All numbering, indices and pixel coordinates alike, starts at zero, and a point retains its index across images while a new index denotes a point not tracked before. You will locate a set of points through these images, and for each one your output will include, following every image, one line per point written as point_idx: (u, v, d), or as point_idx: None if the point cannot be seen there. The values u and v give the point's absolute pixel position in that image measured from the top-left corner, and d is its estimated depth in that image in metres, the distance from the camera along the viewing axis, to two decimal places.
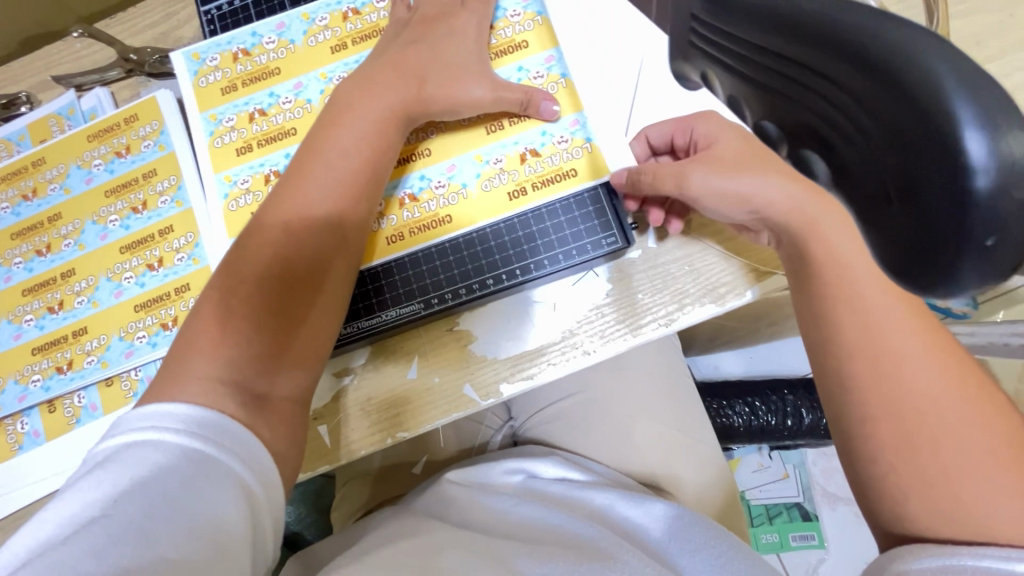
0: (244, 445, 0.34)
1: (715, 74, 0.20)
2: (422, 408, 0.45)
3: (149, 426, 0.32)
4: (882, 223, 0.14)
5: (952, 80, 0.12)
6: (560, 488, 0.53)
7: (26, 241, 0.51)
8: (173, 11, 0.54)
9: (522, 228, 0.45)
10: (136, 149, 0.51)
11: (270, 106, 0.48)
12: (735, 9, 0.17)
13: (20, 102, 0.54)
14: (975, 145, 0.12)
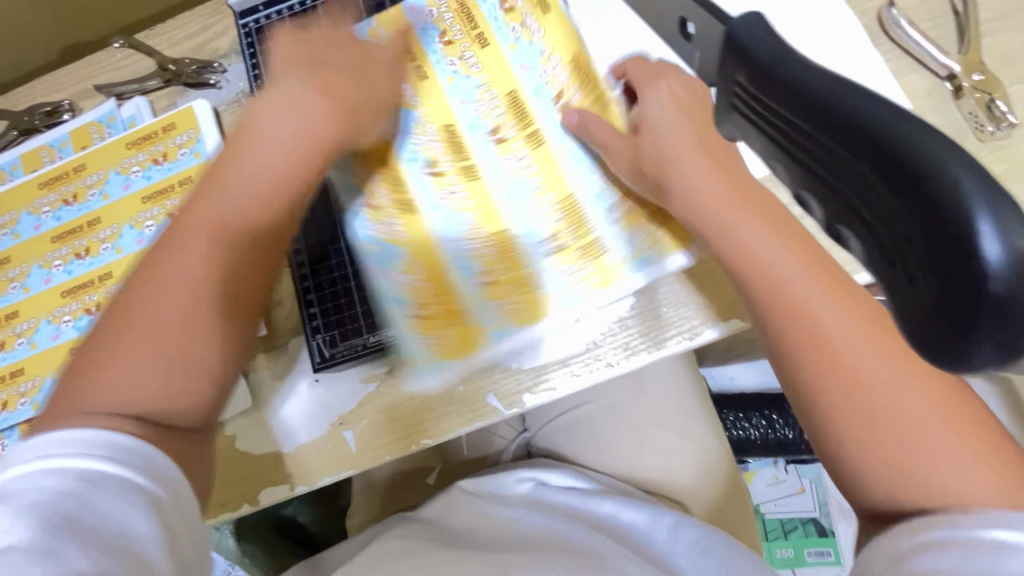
0: (146, 457, 0.31)
1: (755, 140, 0.20)
2: (447, 416, 0.46)
3: (37, 456, 0.29)
4: (903, 298, 0.16)
5: (972, 186, 0.15)
6: (567, 497, 0.54)
7: (66, 244, 0.53)
8: (210, 23, 0.56)
9: (571, 238, 0.45)
10: (172, 156, 0.52)
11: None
12: (778, 83, 0.18)
13: (63, 109, 0.56)
14: (991, 251, 0.14)
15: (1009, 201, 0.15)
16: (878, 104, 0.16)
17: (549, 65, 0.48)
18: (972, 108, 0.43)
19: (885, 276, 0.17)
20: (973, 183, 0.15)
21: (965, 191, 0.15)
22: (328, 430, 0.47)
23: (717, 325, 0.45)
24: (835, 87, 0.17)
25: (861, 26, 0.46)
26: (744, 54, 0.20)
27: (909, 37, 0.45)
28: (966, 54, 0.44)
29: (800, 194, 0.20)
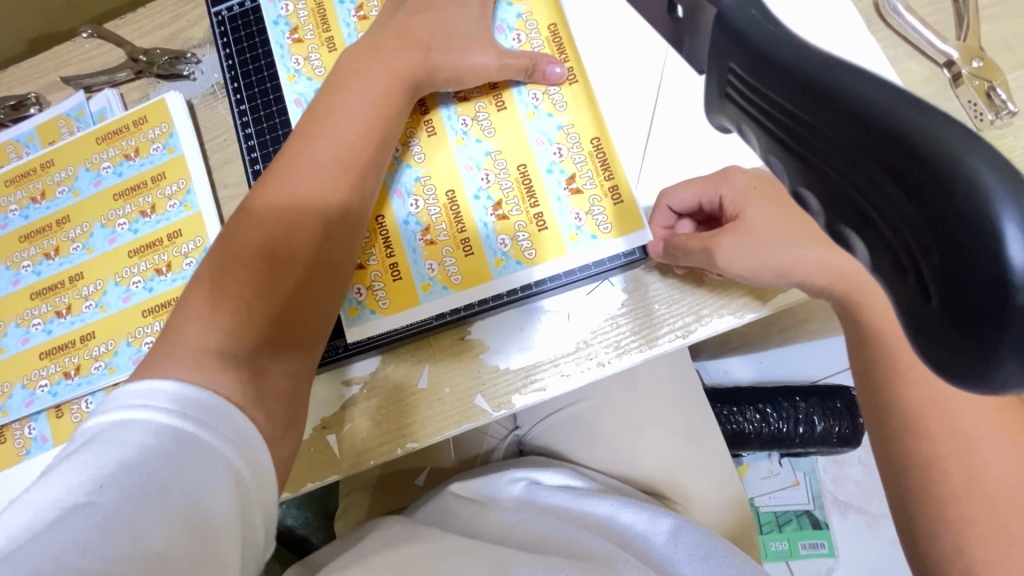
0: (239, 431, 0.32)
1: (746, 126, 0.19)
2: (433, 419, 0.45)
3: (140, 405, 0.30)
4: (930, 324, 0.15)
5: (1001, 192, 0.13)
6: (563, 499, 0.52)
7: (34, 243, 0.50)
8: (182, 12, 0.54)
9: (514, 205, 0.45)
10: (144, 152, 0.50)
11: (288, 38, 0.48)
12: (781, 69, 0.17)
13: (30, 102, 0.54)
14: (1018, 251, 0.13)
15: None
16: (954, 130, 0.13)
17: (526, 27, 0.47)
18: (971, 97, 0.42)
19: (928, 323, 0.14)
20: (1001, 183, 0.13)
21: (993, 209, 0.13)
22: (311, 435, 0.45)
23: (685, 335, 0.43)
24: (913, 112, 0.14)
25: (857, 12, 0.44)
26: (743, 39, 0.18)
27: (906, 24, 0.44)
28: (965, 39, 0.43)
29: (799, 190, 0.18)
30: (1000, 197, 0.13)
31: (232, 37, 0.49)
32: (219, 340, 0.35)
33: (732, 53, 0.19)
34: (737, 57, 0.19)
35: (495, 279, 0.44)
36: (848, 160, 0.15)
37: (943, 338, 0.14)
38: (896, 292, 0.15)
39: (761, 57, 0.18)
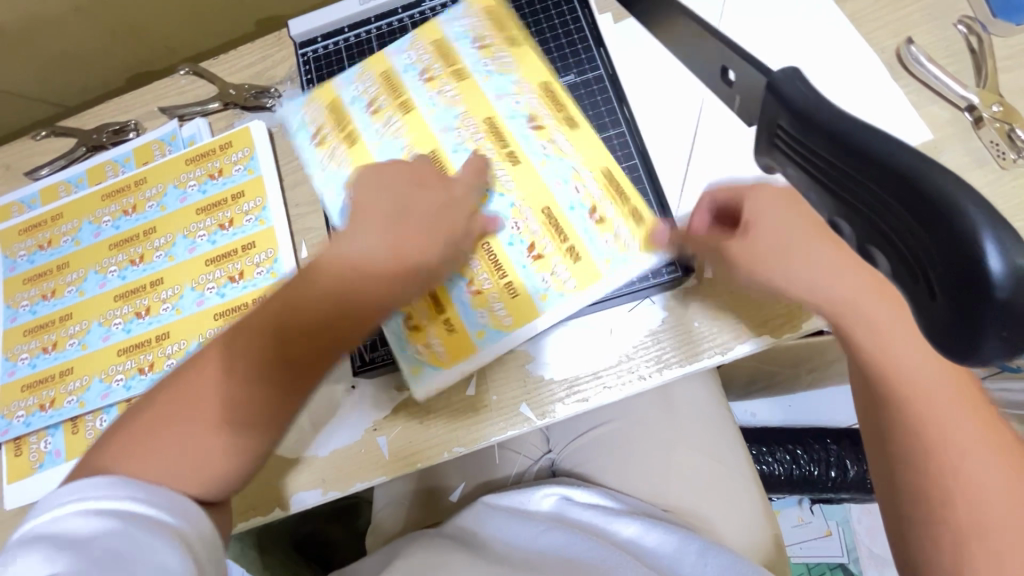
0: (175, 510, 0.31)
1: (794, 171, 0.21)
2: (479, 424, 0.47)
3: (77, 498, 0.29)
4: (922, 299, 0.17)
5: (979, 217, 0.15)
6: (592, 515, 0.53)
7: (122, 251, 0.56)
8: (269, 54, 0.60)
9: (547, 243, 0.47)
10: (227, 172, 0.56)
11: (365, 112, 0.53)
12: (817, 130, 0.19)
13: (129, 128, 0.60)
14: (993, 261, 0.14)
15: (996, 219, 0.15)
16: (928, 166, 0.16)
17: (522, 89, 0.51)
18: (993, 137, 0.45)
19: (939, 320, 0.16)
20: (978, 211, 0.15)
21: (975, 235, 0.15)
22: (363, 435, 0.48)
23: (726, 351, 0.45)
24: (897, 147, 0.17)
25: (881, 62, 0.49)
26: (778, 95, 0.21)
27: (929, 73, 0.48)
28: (984, 87, 0.46)
29: (866, 249, 0.19)
30: (984, 226, 0.15)
31: (316, 73, 0.56)
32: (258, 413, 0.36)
33: (779, 113, 0.21)
34: (787, 119, 0.21)
35: (541, 314, 0.46)
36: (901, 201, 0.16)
37: (939, 324, 0.16)
38: (904, 289, 0.17)
39: (810, 122, 0.20)
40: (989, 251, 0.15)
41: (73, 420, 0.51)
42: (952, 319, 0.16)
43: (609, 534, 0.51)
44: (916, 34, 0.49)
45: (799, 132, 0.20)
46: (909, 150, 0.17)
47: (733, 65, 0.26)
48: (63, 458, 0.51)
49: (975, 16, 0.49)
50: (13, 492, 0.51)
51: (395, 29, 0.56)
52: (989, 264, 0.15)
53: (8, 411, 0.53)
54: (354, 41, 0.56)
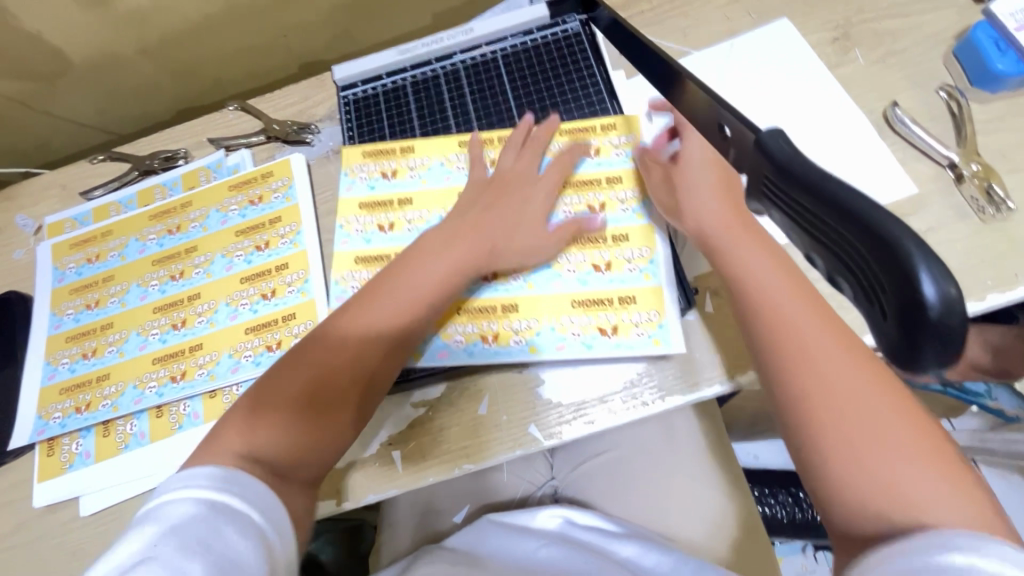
0: (255, 493, 0.37)
1: (777, 214, 0.25)
2: (489, 442, 0.49)
3: (180, 485, 0.36)
4: (879, 325, 0.20)
5: (914, 247, 0.19)
6: (593, 536, 0.54)
7: (164, 267, 0.60)
8: (311, 94, 0.67)
9: (609, 316, 0.50)
10: (267, 199, 0.61)
11: (387, 232, 0.55)
12: (792, 176, 0.23)
13: (179, 156, 0.66)
14: (927, 285, 0.18)
15: (935, 254, 0.19)
16: (884, 212, 0.20)
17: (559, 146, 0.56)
18: (973, 193, 0.49)
19: (885, 340, 0.20)
20: (913, 241, 0.19)
21: (910, 259, 0.18)
22: (378, 449, 0.50)
23: (724, 381, 0.48)
24: (849, 189, 0.21)
25: (869, 123, 0.53)
26: (761, 148, 0.25)
27: (913, 132, 0.52)
28: (965, 147, 0.51)
29: (833, 281, 0.23)
30: (920, 256, 0.18)
31: (354, 114, 0.61)
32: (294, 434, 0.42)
33: (761, 162, 0.26)
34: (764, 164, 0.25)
35: (658, 286, 0.50)
36: (849, 236, 0.21)
37: (896, 345, 0.19)
38: (865, 319, 0.21)
39: (787, 168, 0.24)
40: (925, 279, 0.18)
41: (105, 423, 0.54)
42: (903, 340, 0.19)
43: (610, 552, 0.52)
44: (901, 98, 0.54)
45: (780, 181, 0.24)
46: (858, 193, 0.21)
47: (728, 121, 0.30)
48: (93, 459, 0.53)
49: (955, 84, 0.54)
50: (43, 491, 0.53)
51: (428, 78, 0.61)
52: (924, 290, 0.18)
53: (45, 412, 0.56)
54: (390, 87, 0.62)
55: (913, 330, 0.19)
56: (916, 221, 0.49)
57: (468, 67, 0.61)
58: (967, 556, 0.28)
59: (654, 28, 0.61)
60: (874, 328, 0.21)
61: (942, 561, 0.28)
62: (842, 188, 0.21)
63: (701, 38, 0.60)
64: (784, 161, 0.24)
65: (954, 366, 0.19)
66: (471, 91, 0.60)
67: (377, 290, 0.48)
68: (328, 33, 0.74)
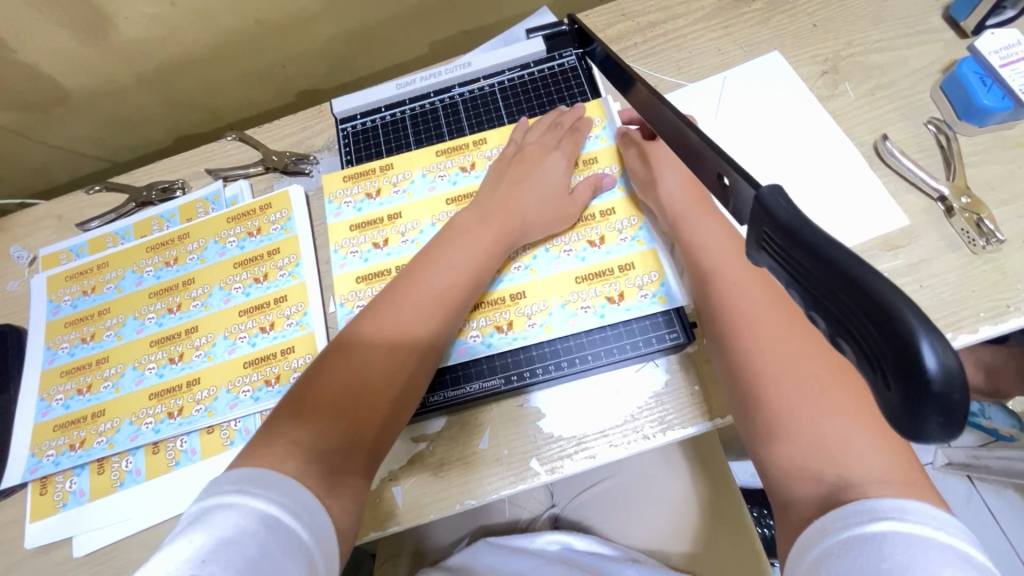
0: (309, 512, 0.36)
1: (778, 271, 0.26)
2: (490, 477, 0.49)
3: (234, 491, 0.34)
4: (882, 392, 0.21)
5: (917, 321, 0.19)
6: (593, 561, 0.54)
7: (161, 299, 0.60)
8: (309, 125, 0.67)
9: (612, 286, 0.52)
10: (265, 231, 0.61)
11: (384, 248, 0.55)
12: (794, 236, 0.24)
13: (177, 187, 0.66)
14: (930, 359, 0.19)
15: (937, 327, 0.19)
16: (886, 281, 0.20)
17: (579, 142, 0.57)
18: (963, 226, 0.50)
19: (886, 406, 0.21)
20: (916, 313, 0.19)
21: (913, 332, 0.19)
22: (378, 485, 0.50)
23: (714, 417, 0.47)
24: (851, 256, 0.22)
25: (861, 155, 0.55)
26: (763, 205, 0.26)
27: (903, 165, 0.53)
28: (954, 180, 0.52)
29: (835, 343, 0.23)
30: (923, 330, 0.19)
31: (354, 147, 0.61)
32: (313, 440, 0.40)
33: (763, 219, 0.26)
34: (766, 221, 0.26)
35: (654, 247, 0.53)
36: (854, 303, 0.21)
37: (898, 413, 0.20)
38: (867, 383, 0.21)
39: (790, 228, 0.24)
40: (927, 350, 0.19)
41: (100, 461, 0.54)
42: (906, 409, 0.20)
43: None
44: (891, 131, 0.56)
45: (782, 239, 0.25)
46: (860, 260, 0.21)
47: (727, 172, 0.31)
48: (87, 498, 0.53)
49: (942, 117, 0.55)
50: (36, 531, 0.52)
51: (426, 111, 0.62)
52: (927, 362, 0.19)
53: (38, 449, 0.55)
54: (390, 120, 0.62)
55: (917, 401, 0.19)
56: (908, 252, 0.50)
57: (466, 100, 0.62)
58: (897, 522, 0.29)
59: (648, 60, 0.63)
60: (877, 394, 0.21)
61: (863, 529, 0.29)
62: (844, 254, 0.22)
63: (694, 71, 0.61)
64: (787, 219, 0.25)
65: (958, 435, 0.20)
66: (470, 125, 0.61)
67: (400, 289, 0.48)
68: (326, 62, 0.74)
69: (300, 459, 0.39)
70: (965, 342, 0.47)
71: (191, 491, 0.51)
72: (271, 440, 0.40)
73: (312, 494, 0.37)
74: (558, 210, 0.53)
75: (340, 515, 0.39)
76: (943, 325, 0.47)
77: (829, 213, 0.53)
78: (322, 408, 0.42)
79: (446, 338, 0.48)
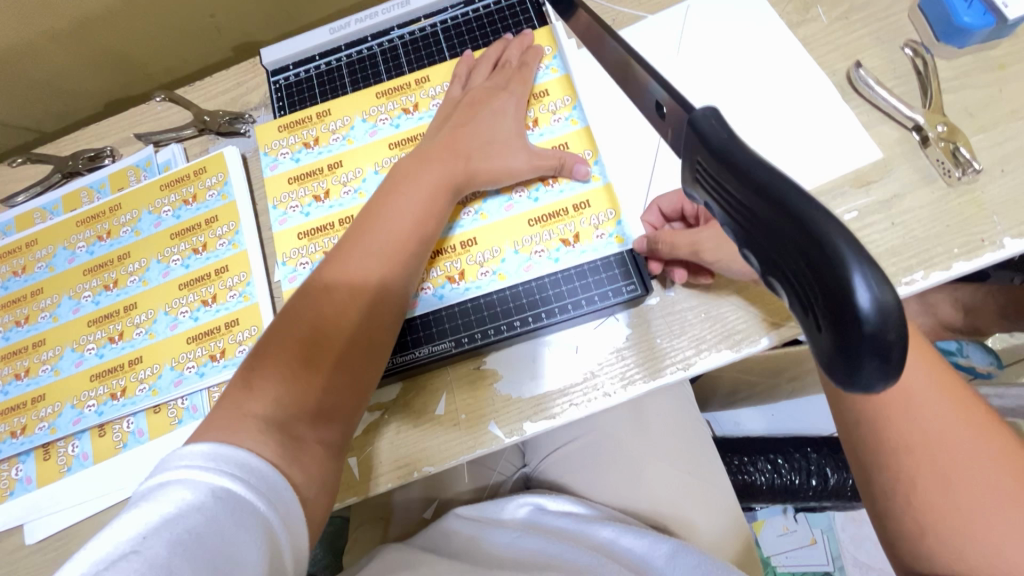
0: (267, 481, 0.34)
1: (712, 205, 0.23)
2: (449, 442, 0.47)
3: (182, 466, 0.32)
4: (814, 335, 0.18)
5: (853, 251, 0.17)
6: (567, 522, 0.53)
7: (96, 276, 0.56)
8: (243, 80, 0.62)
9: (567, 227, 0.49)
10: (201, 198, 0.57)
11: (325, 200, 0.51)
12: (723, 163, 0.21)
13: (105, 155, 0.61)
14: (863, 295, 0.16)
15: (874, 257, 0.17)
16: (819, 209, 0.18)
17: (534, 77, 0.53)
18: (939, 156, 0.47)
19: (818, 350, 0.18)
20: (851, 244, 0.17)
21: (846, 266, 0.16)
22: None
23: (679, 369, 0.45)
24: (784, 182, 0.19)
25: (832, 85, 0.51)
26: (696, 130, 0.23)
27: (878, 95, 0.49)
28: (930, 107, 0.48)
29: (768, 283, 0.20)
30: (860, 264, 0.16)
31: (287, 100, 0.56)
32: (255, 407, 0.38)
33: (694, 147, 0.23)
34: (696, 148, 0.23)
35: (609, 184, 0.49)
36: (786, 236, 0.18)
37: (830, 358, 0.18)
38: (800, 325, 0.19)
39: (720, 154, 0.21)
40: (859, 286, 0.16)
41: (44, 446, 0.52)
42: (838, 352, 0.17)
43: (584, 538, 0.51)
44: (865, 57, 0.51)
45: (714, 167, 0.22)
46: (793, 186, 0.18)
47: (665, 99, 0.27)
48: (35, 485, 0.51)
49: (920, 40, 0.51)
50: None
51: (364, 56, 0.57)
52: (860, 300, 0.16)
53: None
54: (325, 69, 0.57)
55: (851, 343, 0.17)
56: (880, 188, 0.47)
57: (406, 43, 0.57)
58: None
59: None
60: (808, 336, 0.19)
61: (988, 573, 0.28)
62: (778, 179, 0.19)
63: (655, 1, 0.56)
64: (719, 142, 0.21)
65: (894, 379, 0.17)
66: (411, 70, 0.56)
67: (349, 244, 0.44)
68: (261, 11, 0.68)
69: (246, 427, 0.37)
70: (937, 281, 0.45)
71: (140, 473, 0.49)
72: (227, 414, 0.37)
73: (266, 461, 0.35)
74: (510, 148, 0.49)
75: (306, 482, 0.37)
76: (914, 264, 0.45)
77: (798, 149, 0.49)
78: (269, 376, 0.39)
79: (402, 291, 0.45)
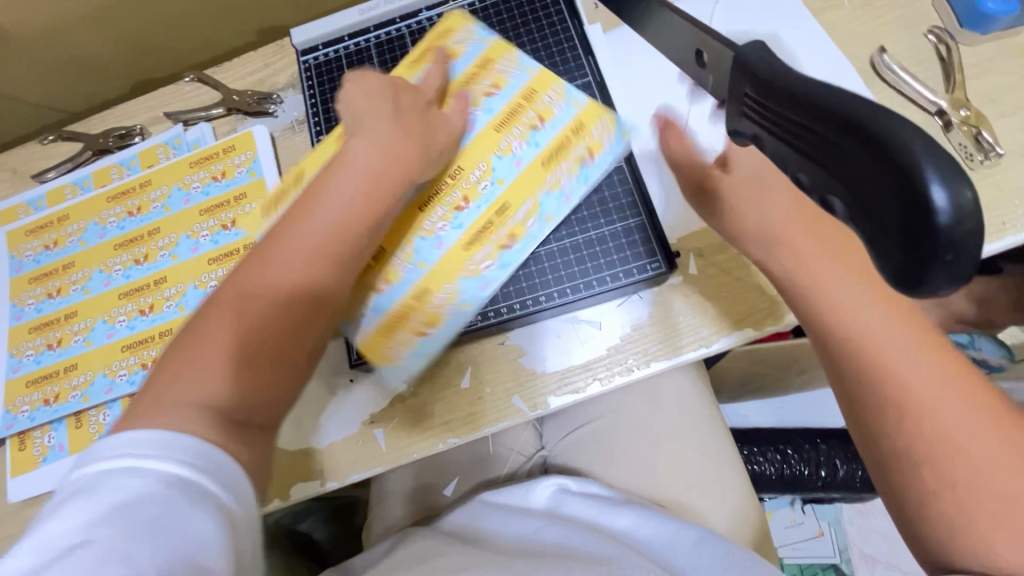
0: (213, 464, 0.31)
1: (765, 138, 0.27)
2: (474, 415, 0.48)
3: (119, 453, 0.30)
4: (876, 234, 0.22)
5: (919, 152, 0.20)
6: (588, 509, 0.53)
7: (127, 250, 0.57)
8: (271, 61, 0.63)
9: (575, 160, 0.50)
10: (230, 174, 0.58)
11: None
12: (780, 93, 0.26)
13: (135, 133, 0.62)
14: (934, 195, 0.19)
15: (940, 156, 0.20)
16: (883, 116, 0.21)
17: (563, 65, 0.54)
18: (961, 140, 0.47)
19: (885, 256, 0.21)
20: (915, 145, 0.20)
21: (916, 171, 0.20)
22: (361, 429, 0.49)
23: (699, 345, 0.47)
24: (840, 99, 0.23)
25: (855, 70, 0.51)
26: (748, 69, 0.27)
27: (901, 80, 0.50)
28: (952, 93, 0.49)
29: (826, 197, 0.24)
30: (931, 171, 0.20)
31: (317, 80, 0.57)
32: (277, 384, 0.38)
33: (746, 82, 0.28)
34: (751, 85, 0.27)
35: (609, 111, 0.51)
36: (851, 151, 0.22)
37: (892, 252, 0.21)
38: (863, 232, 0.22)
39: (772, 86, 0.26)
40: (934, 191, 0.19)
41: (76, 415, 0.53)
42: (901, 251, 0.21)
43: (603, 526, 0.51)
44: (888, 43, 0.52)
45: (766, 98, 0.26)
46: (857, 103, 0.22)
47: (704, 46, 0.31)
48: (67, 452, 0.52)
49: (944, 26, 0.52)
50: (18, 485, 0.52)
51: (393, 38, 0.58)
52: (933, 201, 0.19)
53: (12, 406, 0.54)
54: (354, 50, 0.58)
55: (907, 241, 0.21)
56: None
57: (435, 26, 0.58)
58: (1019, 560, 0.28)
59: None
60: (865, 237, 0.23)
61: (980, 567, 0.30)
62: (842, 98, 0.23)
63: None
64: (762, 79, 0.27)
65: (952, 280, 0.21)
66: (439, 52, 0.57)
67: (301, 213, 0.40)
68: None
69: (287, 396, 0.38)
70: None
71: None
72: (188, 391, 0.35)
73: (225, 450, 0.32)
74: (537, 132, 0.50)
75: None
76: None
77: None
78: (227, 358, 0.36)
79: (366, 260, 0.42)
